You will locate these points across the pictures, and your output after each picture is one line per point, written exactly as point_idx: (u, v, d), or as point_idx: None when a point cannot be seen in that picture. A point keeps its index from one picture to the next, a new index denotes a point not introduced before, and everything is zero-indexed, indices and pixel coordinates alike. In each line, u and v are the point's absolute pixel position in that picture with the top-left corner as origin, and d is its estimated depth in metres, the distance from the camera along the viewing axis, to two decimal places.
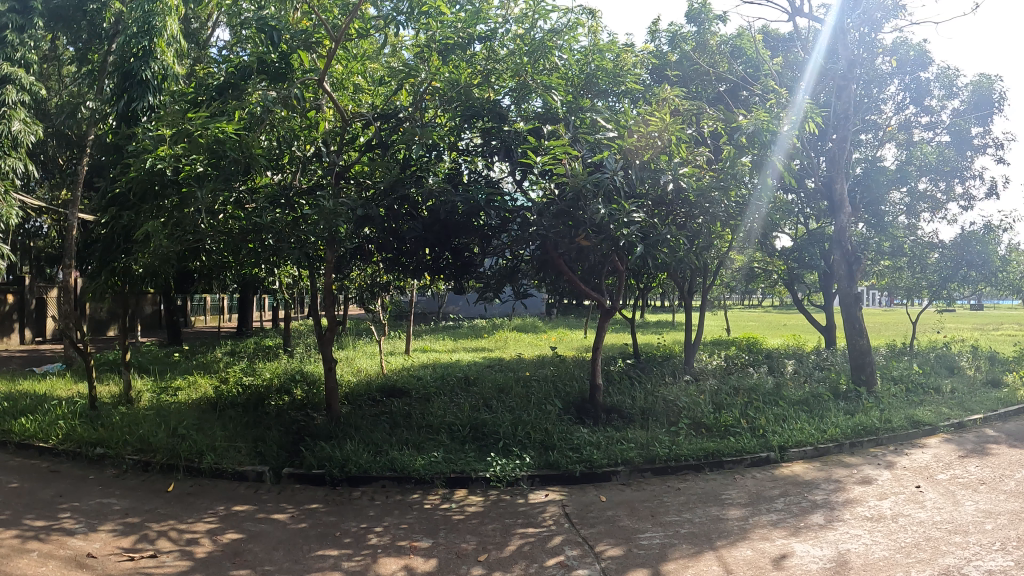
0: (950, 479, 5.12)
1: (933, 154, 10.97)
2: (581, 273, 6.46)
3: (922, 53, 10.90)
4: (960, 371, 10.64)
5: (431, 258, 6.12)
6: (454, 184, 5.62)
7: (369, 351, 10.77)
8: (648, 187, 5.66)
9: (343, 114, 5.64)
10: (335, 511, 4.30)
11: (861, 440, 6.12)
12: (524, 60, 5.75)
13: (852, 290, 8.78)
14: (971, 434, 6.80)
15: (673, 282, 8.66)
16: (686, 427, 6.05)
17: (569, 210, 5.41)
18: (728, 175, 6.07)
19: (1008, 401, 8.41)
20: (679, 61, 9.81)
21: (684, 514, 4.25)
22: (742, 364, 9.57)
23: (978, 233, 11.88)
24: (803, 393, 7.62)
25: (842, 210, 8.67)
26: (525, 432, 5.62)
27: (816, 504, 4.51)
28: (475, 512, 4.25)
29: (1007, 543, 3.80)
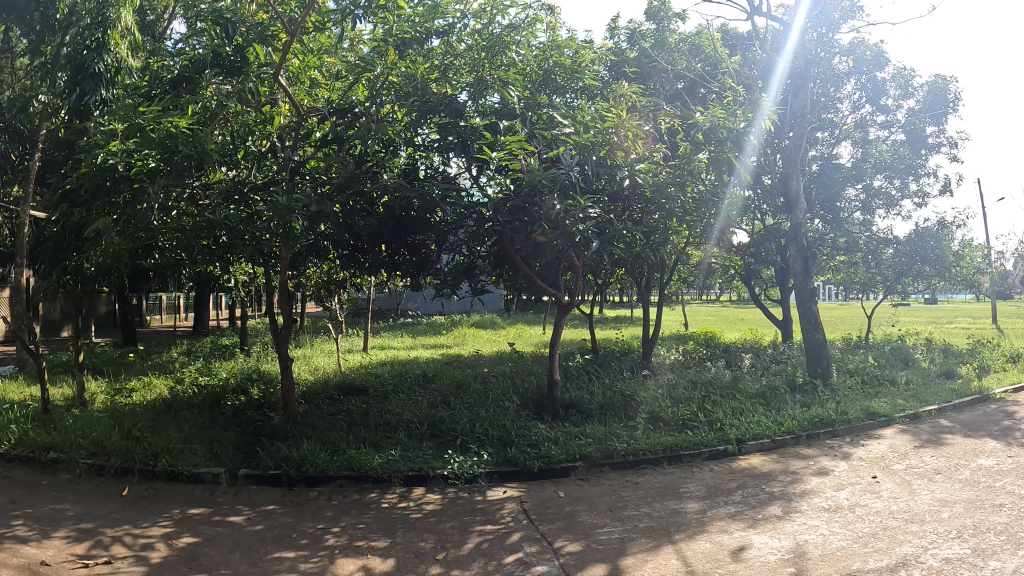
0: (905, 470, 5.20)
1: (889, 152, 11.24)
2: (538, 268, 6.45)
3: (879, 54, 11.08)
4: (914, 363, 10.87)
5: (388, 254, 6.06)
6: (410, 179, 5.54)
7: (326, 349, 10.61)
8: (604, 183, 5.86)
9: (297, 109, 5.55)
10: (292, 512, 4.22)
11: (817, 432, 6.20)
12: (482, 56, 5.71)
13: (809, 284, 8.88)
14: (926, 424, 6.93)
15: (632, 278, 8.75)
16: (644, 422, 6.07)
17: (524, 206, 5.33)
18: (686, 171, 6.31)
19: (960, 392, 8.61)
20: (638, 57, 9.90)
21: (642, 508, 4.26)
22: (700, 358, 9.66)
23: (931, 229, 12.19)
24: (760, 386, 7.72)
25: (798, 206, 8.82)
26: (483, 428, 5.60)
27: (774, 495, 4.55)
28: (433, 510, 4.21)
29: (962, 531, 3.87)
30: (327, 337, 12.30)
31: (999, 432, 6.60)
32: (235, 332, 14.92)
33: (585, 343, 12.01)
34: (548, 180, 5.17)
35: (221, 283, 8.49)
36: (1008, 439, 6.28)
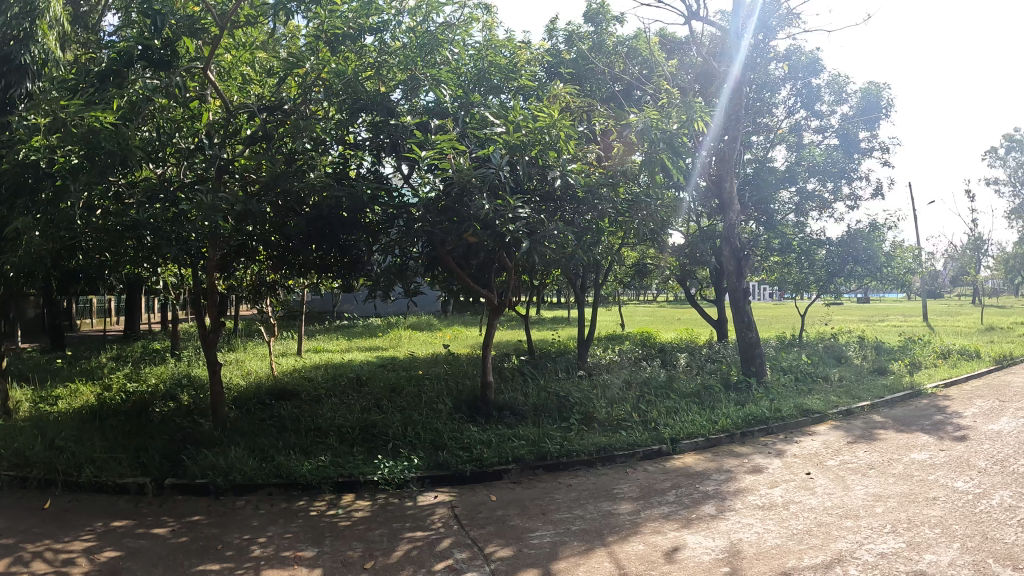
0: (839, 465, 5.27)
1: (822, 156, 11.48)
2: (471, 269, 6.43)
3: (813, 61, 11.29)
4: (847, 360, 11.15)
5: (319, 256, 5.97)
6: (339, 179, 5.34)
7: (260, 353, 10.38)
8: (536, 183, 5.63)
9: (226, 104, 5.32)
10: (219, 522, 4.07)
11: (750, 430, 6.25)
12: (415, 53, 5.66)
13: (742, 285, 8.98)
14: (859, 420, 7.07)
15: (568, 279, 8.86)
16: (578, 423, 6.05)
17: (454, 205, 5.38)
18: (618, 172, 6.40)
19: (892, 388, 8.86)
20: (575, 59, 9.96)
21: (575, 510, 4.22)
22: (635, 358, 9.74)
23: (863, 230, 12.47)
24: (695, 384, 7.76)
25: (731, 206, 8.99)
26: (415, 432, 5.51)
27: (708, 494, 4.56)
28: (362, 517, 4.10)
29: (896, 526, 3.91)
30: (261, 340, 12.02)
31: (925, 426, 6.77)
32: (167, 335, 14.49)
33: (523, 344, 11.98)
34: (477, 179, 5.09)
35: (149, 286, 8.25)
36: (934, 433, 6.44)
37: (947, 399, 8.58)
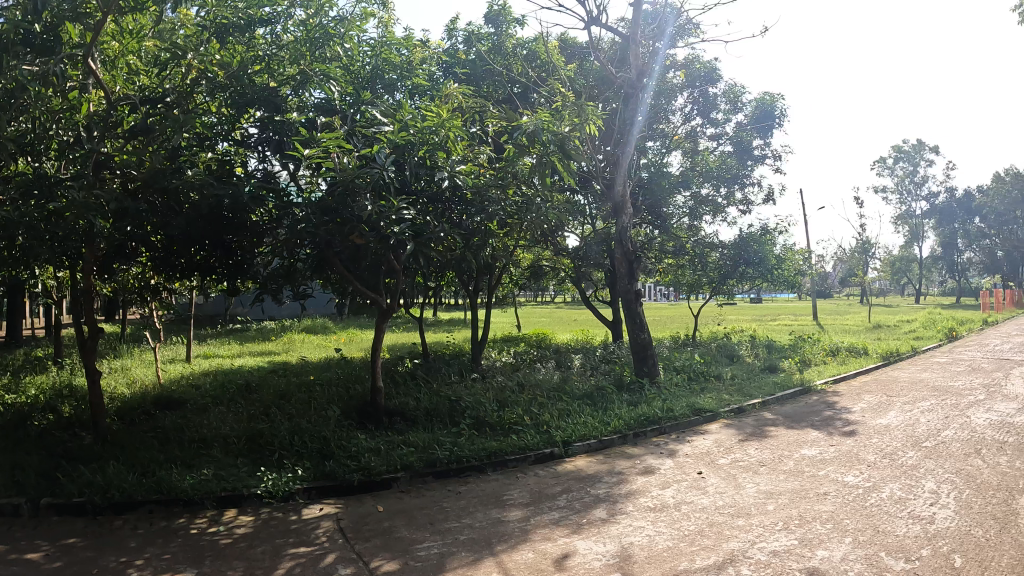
0: (731, 463, 5.94)
1: (716, 162, 12.05)
2: (358, 272, 6.41)
3: (709, 71, 12.07)
4: (739, 359, 12.67)
5: (203, 257, 5.78)
6: (218, 177, 5.27)
7: (145, 359, 9.97)
8: (423, 183, 5.84)
9: (106, 93, 5.08)
10: (95, 545, 3.84)
11: (642, 431, 6.90)
12: (304, 47, 5.58)
13: (633, 288, 9.59)
14: (750, 419, 8.14)
15: (460, 280, 9.33)
16: (469, 427, 6.36)
17: (336, 207, 5.41)
18: (508, 175, 6.86)
19: (781, 387, 10.45)
20: (472, 60, 9.85)
21: (465, 519, 4.30)
22: (530, 360, 10.68)
23: (755, 234, 13.36)
24: (589, 387, 8.54)
25: (623, 211, 9.17)
26: (302, 441, 5.51)
27: (600, 498, 4.80)
28: (244, 534, 3.98)
29: (788, 522, 4.32)
30: (150, 346, 11.63)
31: (815, 422, 8.17)
32: (44, 342, 13.67)
33: (421, 347, 12.09)
34: (361, 180, 5.20)
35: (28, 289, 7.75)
36: (820, 428, 8.03)
37: (830, 408, 9.41)
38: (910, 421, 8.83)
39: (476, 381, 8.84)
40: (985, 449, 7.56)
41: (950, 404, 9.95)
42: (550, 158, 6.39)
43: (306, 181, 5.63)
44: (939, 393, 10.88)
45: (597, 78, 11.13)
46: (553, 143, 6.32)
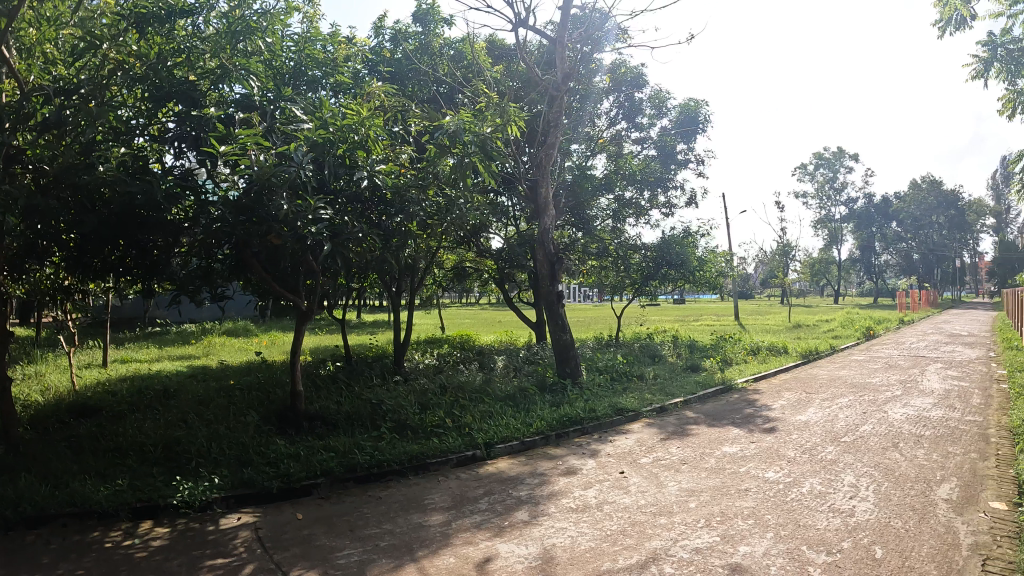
0: (653, 462, 7.06)
1: (636, 167, 13.31)
2: (275, 273, 6.69)
3: (635, 77, 12.85)
4: (660, 359, 14.10)
5: (116, 257, 5.89)
6: (131, 172, 5.29)
7: (59, 364, 9.74)
8: (343, 183, 6.49)
9: (19, 83, 4.96)
10: (4, 561, 3.76)
11: (565, 431, 8.11)
12: (225, 40, 5.94)
13: (554, 290, 10.69)
14: (672, 416, 9.58)
15: (384, 282, 9.71)
16: (389, 432, 7.34)
17: (253, 206, 5.65)
18: (429, 174, 8.22)
19: (701, 384, 12.00)
20: (399, 59, 9.73)
21: (385, 526, 4.74)
22: (454, 362, 11.33)
23: (677, 237, 14.60)
24: (511, 389, 9.82)
25: (545, 211, 10.51)
26: (220, 448, 5.99)
27: (522, 500, 5.56)
28: (159, 547, 4.07)
29: (712, 520, 5.14)
30: (64, 350, 11.32)
31: (736, 419, 9.44)
32: None
33: (344, 348, 12.12)
34: (278, 178, 5.34)
35: None
36: (743, 426, 9.08)
37: (752, 407, 10.41)
38: (827, 418, 9.46)
39: (397, 385, 9.38)
40: (901, 444, 7.96)
41: (869, 400, 10.48)
42: (472, 157, 7.87)
43: (219, 176, 5.49)
44: (860, 390, 11.36)
45: (523, 81, 11.30)
46: (474, 143, 7.87)
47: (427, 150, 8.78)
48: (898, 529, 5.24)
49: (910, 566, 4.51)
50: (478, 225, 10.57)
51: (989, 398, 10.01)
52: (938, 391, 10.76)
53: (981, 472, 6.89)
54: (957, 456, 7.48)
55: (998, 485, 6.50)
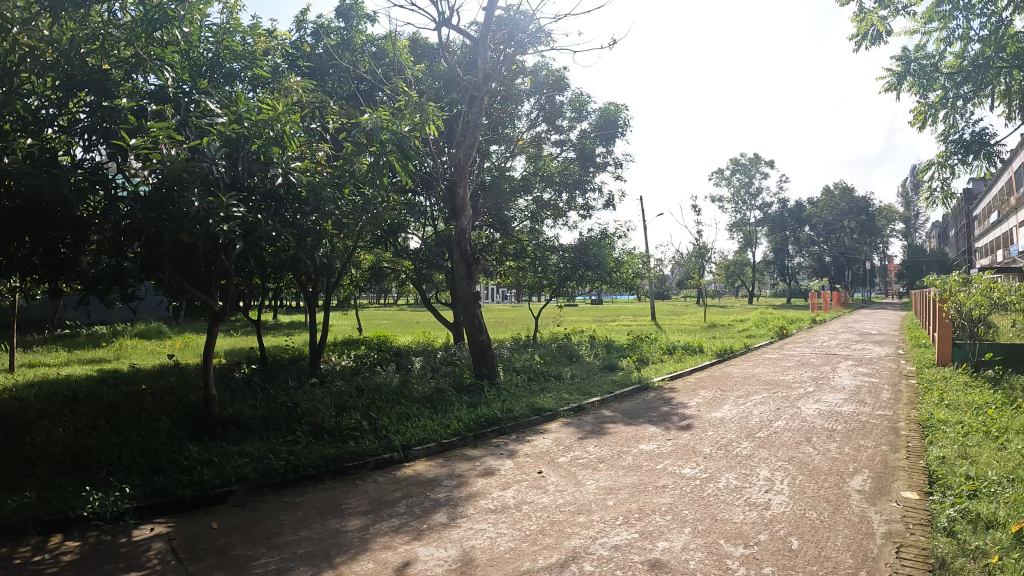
0: (571, 462, 7.41)
1: (555, 169, 13.51)
2: (186, 272, 6.75)
3: (557, 79, 12.88)
4: (577, 358, 14.40)
5: (24, 252, 6.04)
6: (37, 160, 5.52)
7: None
8: (256, 180, 6.72)
9: None
10: None
11: (481, 433, 8.56)
12: (140, 29, 5.95)
13: (471, 290, 10.94)
14: (590, 416, 10.05)
15: (301, 284, 9.44)
16: (305, 436, 7.60)
17: (162, 201, 5.56)
18: (344, 172, 8.60)
19: (618, 382, 12.49)
20: (318, 55, 9.51)
21: (300, 531, 5.28)
22: (370, 363, 11.16)
23: (595, 239, 14.75)
24: (428, 389, 10.07)
25: (462, 212, 10.69)
26: (132, 456, 6.11)
27: (439, 502, 6.06)
28: (70, 562, 4.16)
29: (631, 517, 5.49)
30: None
31: (653, 418, 9.83)
32: None
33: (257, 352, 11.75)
34: (187, 172, 5.48)
35: None
36: (659, 424, 9.40)
37: (668, 405, 10.75)
38: (743, 414, 9.80)
39: (313, 388, 9.17)
40: (815, 439, 8.26)
41: (783, 396, 10.87)
42: (388, 156, 8.11)
43: (132, 171, 5.54)
44: (772, 385, 11.84)
45: (445, 80, 11.21)
46: (391, 142, 8.10)
47: (346, 147, 8.72)
48: (813, 520, 5.46)
49: (826, 555, 4.77)
50: (395, 224, 10.65)
51: (898, 392, 10.50)
52: (849, 387, 11.27)
53: (891, 463, 7.23)
54: (870, 449, 7.79)
55: (909, 475, 6.79)
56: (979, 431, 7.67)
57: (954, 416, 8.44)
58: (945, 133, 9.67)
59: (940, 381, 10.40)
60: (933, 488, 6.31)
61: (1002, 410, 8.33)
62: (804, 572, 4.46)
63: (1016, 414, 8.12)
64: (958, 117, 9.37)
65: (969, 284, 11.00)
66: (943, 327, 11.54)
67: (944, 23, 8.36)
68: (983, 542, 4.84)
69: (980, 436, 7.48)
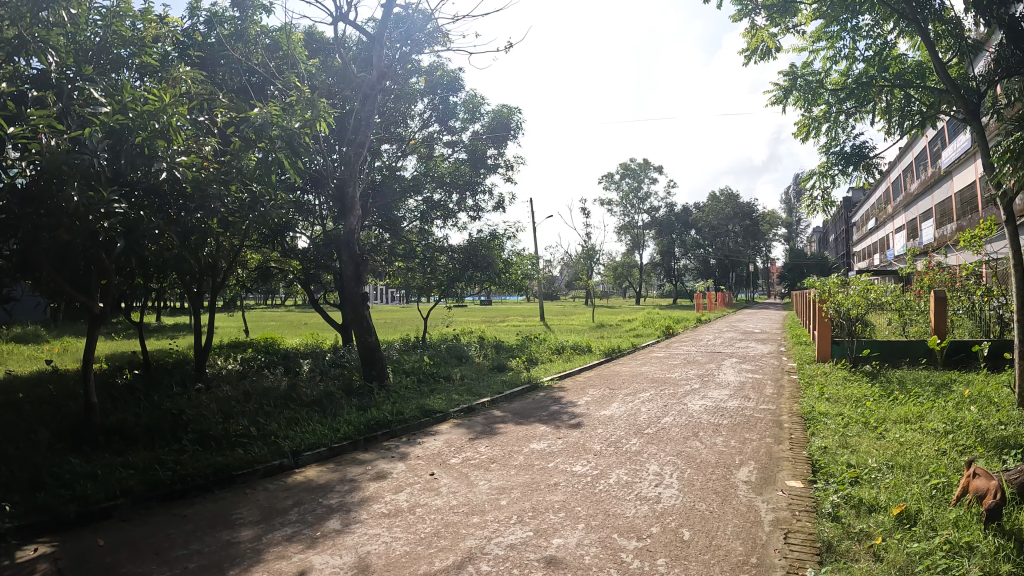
0: (462, 463, 7.42)
1: (446, 169, 13.49)
2: (64, 273, 6.40)
3: (451, 80, 12.88)
4: (467, 359, 14.44)
5: None
6: None
7: None
8: (140, 175, 6.65)
9: None
10: None
11: (371, 436, 8.41)
12: (24, 14, 5.74)
13: (359, 291, 10.72)
14: (480, 416, 10.07)
15: (186, 283, 9.10)
16: (192, 444, 7.24)
17: (40, 196, 5.60)
18: (230, 168, 8.21)
19: (508, 383, 12.57)
20: (210, 45, 9.04)
21: (192, 546, 5.03)
22: (258, 367, 10.82)
23: (484, 240, 14.86)
24: (317, 393, 9.79)
25: (353, 212, 10.57)
26: (10, 467, 5.87)
27: (331, 508, 5.92)
28: None
29: (524, 515, 5.57)
30: None
31: (544, 416, 10.00)
32: None
33: (138, 356, 11.13)
34: (69, 166, 5.38)
35: None
36: (549, 422, 9.57)
37: (558, 404, 10.95)
38: (631, 412, 10.10)
39: (199, 394, 8.75)
40: (702, 434, 8.64)
41: (669, 394, 11.28)
42: (275, 153, 7.80)
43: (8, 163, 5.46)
44: (659, 383, 12.30)
45: (338, 76, 10.98)
46: (280, 138, 7.81)
47: (233, 142, 8.31)
48: (702, 512, 5.71)
49: (717, 543, 5.00)
50: (281, 225, 10.22)
51: (780, 388, 11.14)
52: (732, 383, 11.87)
53: (776, 454, 7.66)
54: (754, 442, 8.23)
55: (791, 466, 7.21)
56: (859, 422, 8.30)
57: (836, 409, 9.08)
58: (827, 145, 10.29)
59: (820, 376, 11.11)
60: (815, 476, 6.72)
61: (879, 402, 9.03)
62: (696, 561, 4.65)
63: (892, 405, 8.81)
64: (838, 132, 10.03)
65: (845, 286, 11.97)
66: (822, 325, 12.27)
67: (831, 42, 8.91)
68: (866, 525, 5.22)
69: (860, 427, 8.09)
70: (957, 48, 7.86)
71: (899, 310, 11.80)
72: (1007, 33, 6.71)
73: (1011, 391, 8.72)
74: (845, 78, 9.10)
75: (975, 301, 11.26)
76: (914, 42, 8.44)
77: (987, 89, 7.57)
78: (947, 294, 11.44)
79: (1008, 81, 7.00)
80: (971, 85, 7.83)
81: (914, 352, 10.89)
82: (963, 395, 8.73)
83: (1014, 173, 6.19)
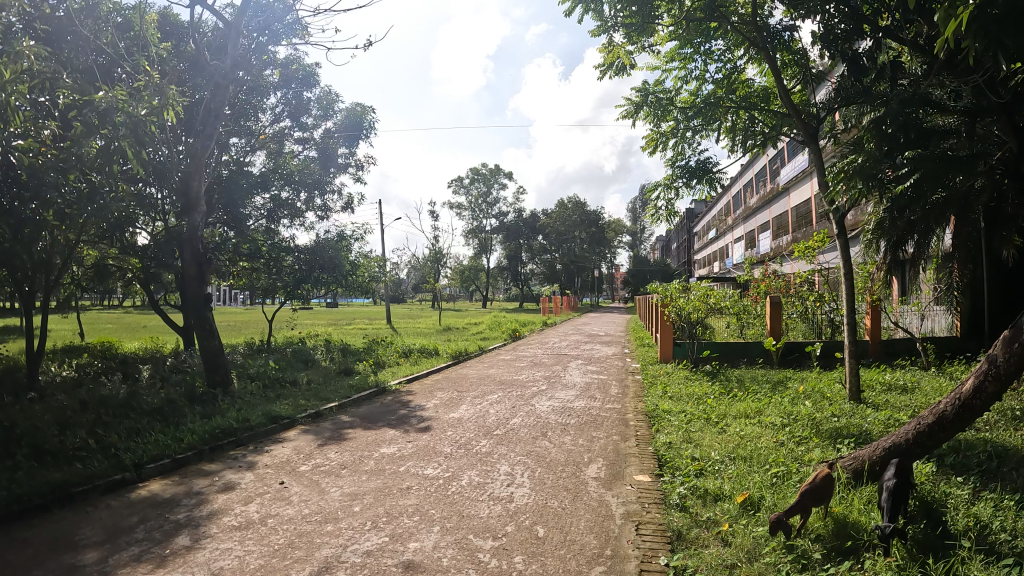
0: (312, 471, 7.18)
1: (295, 167, 13.07)
2: None
3: (307, 75, 12.62)
4: (313, 362, 14.01)
5: None
6: None
7: None
8: None
9: None
10: None
11: (217, 445, 7.97)
12: None
13: (202, 291, 10.15)
14: (330, 422, 9.80)
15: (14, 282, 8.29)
16: (25, 459, 6.56)
17: None
18: (72, 158, 7.06)
19: (357, 387, 12.31)
20: (61, 17, 8.05)
21: (32, 572, 4.59)
22: (93, 373, 9.98)
23: (332, 241, 14.58)
24: (157, 400, 9.12)
25: (197, 208, 9.94)
26: None
27: (179, 524, 5.55)
28: None
29: (378, 521, 5.50)
30: None
31: (392, 420, 9.87)
32: None
33: None
34: None
35: None
36: (398, 426, 9.46)
37: (406, 408, 10.86)
38: (480, 414, 10.22)
39: (31, 403, 7.95)
40: (551, 433, 8.91)
41: (518, 395, 11.54)
42: (120, 142, 6.69)
43: None
44: (507, 384, 12.56)
45: (190, 63, 10.45)
46: (125, 126, 6.66)
47: (73, 127, 7.29)
48: (556, 508, 5.91)
49: (571, 538, 5.19)
50: (122, 219, 9.47)
51: (624, 388, 11.72)
52: (578, 384, 12.34)
53: (623, 451, 8.07)
54: (601, 439, 8.61)
55: (638, 461, 7.62)
56: (701, 418, 8.89)
57: (679, 406, 9.69)
58: (672, 159, 11.01)
59: (664, 376, 11.84)
60: (663, 469, 7.15)
61: (720, 399, 9.75)
62: (553, 556, 4.82)
63: (732, 403, 9.53)
64: (684, 146, 10.77)
65: (686, 291, 12.80)
66: (665, 328, 13.05)
67: (684, 63, 9.55)
68: (713, 513, 5.59)
69: (702, 423, 8.69)
70: (801, 76, 8.80)
71: (737, 313, 12.67)
72: (849, 66, 7.78)
73: (840, 386, 9.80)
74: (694, 97, 9.81)
75: (808, 306, 12.56)
76: (760, 68, 9.26)
77: (825, 115, 8.46)
78: (784, 299, 12.64)
79: (844, 108, 7.96)
80: (811, 111, 8.76)
81: (750, 353, 12.22)
82: (799, 391, 9.66)
83: (846, 192, 6.94)
